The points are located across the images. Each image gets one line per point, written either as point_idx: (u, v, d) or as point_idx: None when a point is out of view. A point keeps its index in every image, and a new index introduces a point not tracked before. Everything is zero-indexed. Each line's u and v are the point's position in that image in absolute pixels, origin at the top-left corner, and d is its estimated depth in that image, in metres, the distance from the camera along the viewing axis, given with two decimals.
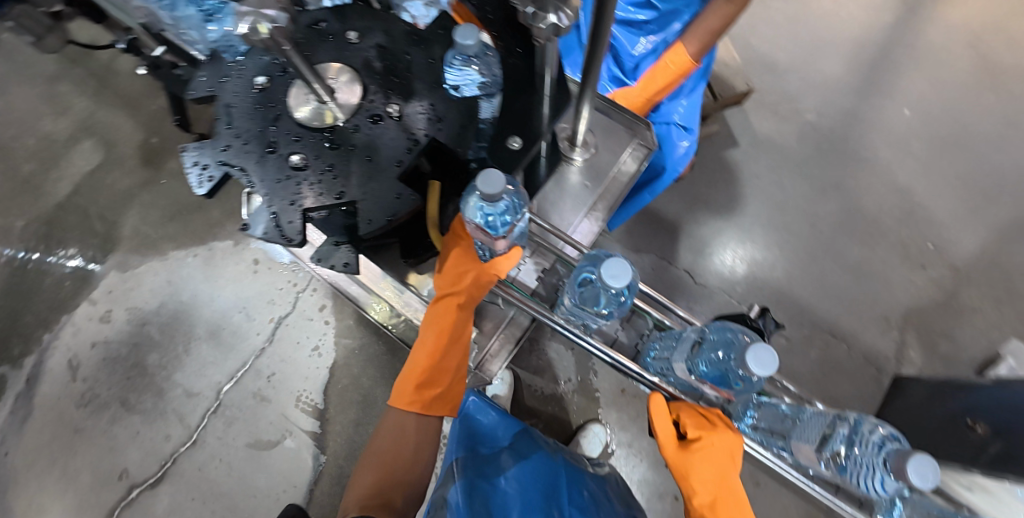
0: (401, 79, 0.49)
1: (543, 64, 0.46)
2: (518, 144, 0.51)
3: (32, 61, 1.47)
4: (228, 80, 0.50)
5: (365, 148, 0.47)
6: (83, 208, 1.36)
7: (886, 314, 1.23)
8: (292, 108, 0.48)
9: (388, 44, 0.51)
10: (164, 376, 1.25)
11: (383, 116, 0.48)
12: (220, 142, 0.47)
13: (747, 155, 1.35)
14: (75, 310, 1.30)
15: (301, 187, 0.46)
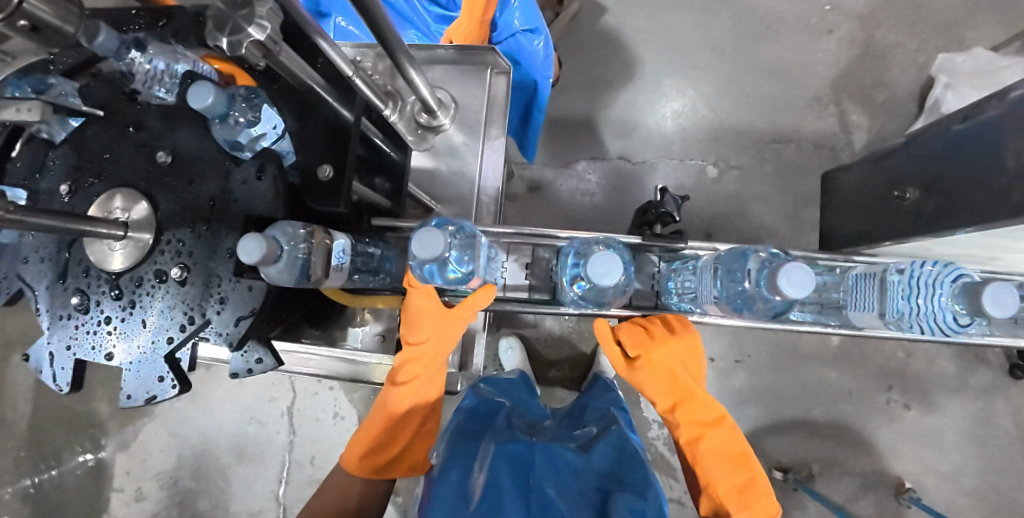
0: (182, 164, 0.42)
1: (295, 71, 0.38)
2: (328, 167, 0.41)
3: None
4: (27, 269, 0.45)
5: (190, 255, 0.42)
6: (52, 415, 1.31)
7: (816, 94, 1.21)
8: (96, 261, 0.43)
9: (149, 137, 0.43)
10: (222, 512, 1.26)
11: (185, 210, 0.42)
12: (62, 337, 0.43)
13: (620, 14, 1.27)
14: (108, 505, 1.29)
15: (154, 328, 0.42)
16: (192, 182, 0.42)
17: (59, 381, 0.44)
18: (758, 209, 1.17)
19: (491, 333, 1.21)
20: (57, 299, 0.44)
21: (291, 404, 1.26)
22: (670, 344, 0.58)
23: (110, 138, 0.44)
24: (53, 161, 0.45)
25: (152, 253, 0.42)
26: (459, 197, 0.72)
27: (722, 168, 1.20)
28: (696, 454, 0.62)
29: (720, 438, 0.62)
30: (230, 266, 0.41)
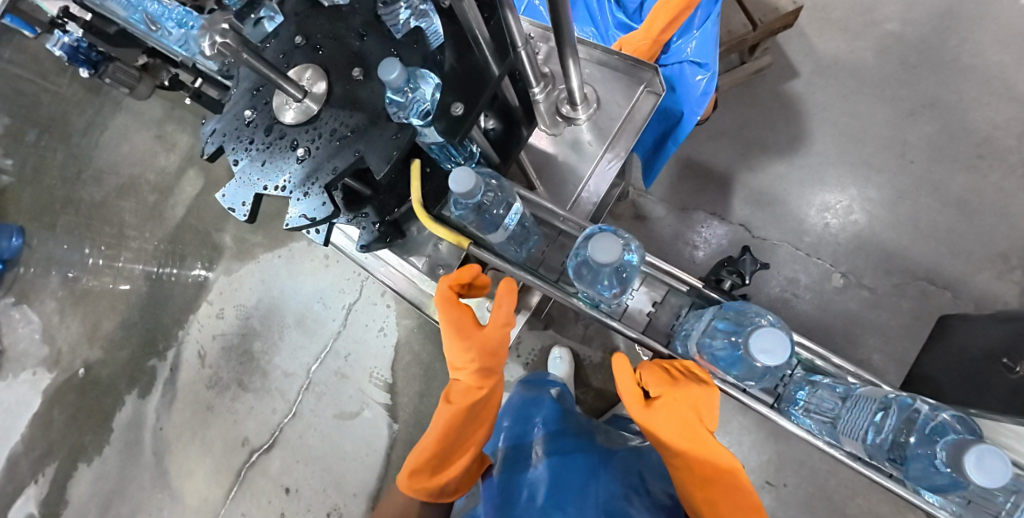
0: (360, 64, 0.50)
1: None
2: (460, 109, 0.47)
3: (146, 109, 1.77)
4: (225, 92, 0.55)
5: (340, 134, 0.49)
6: (195, 225, 1.63)
7: (1004, 251, 1.03)
8: (274, 107, 0.52)
9: (347, 34, 0.51)
10: (266, 359, 1.47)
11: (349, 99, 0.49)
12: (224, 151, 0.53)
13: (811, 85, 1.18)
14: (198, 310, 1.57)
15: (290, 176, 0.50)
16: (364, 78, 0.49)
17: (206, 181, 0.54)
18: (871, 341, 1.04)
19: (538, 330, 1.22)
20: (234, 126, 0.53)
21: (353, 302, 1.41)
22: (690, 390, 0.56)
23: (320, 23, 0.52)
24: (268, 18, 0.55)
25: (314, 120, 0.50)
26: (561, 190, 0.75)
27: (850, 282, 1.08)
28: (706, 501, 0.54)
29: (737, 495, 0.53)
30: (355, 154, 0.48)
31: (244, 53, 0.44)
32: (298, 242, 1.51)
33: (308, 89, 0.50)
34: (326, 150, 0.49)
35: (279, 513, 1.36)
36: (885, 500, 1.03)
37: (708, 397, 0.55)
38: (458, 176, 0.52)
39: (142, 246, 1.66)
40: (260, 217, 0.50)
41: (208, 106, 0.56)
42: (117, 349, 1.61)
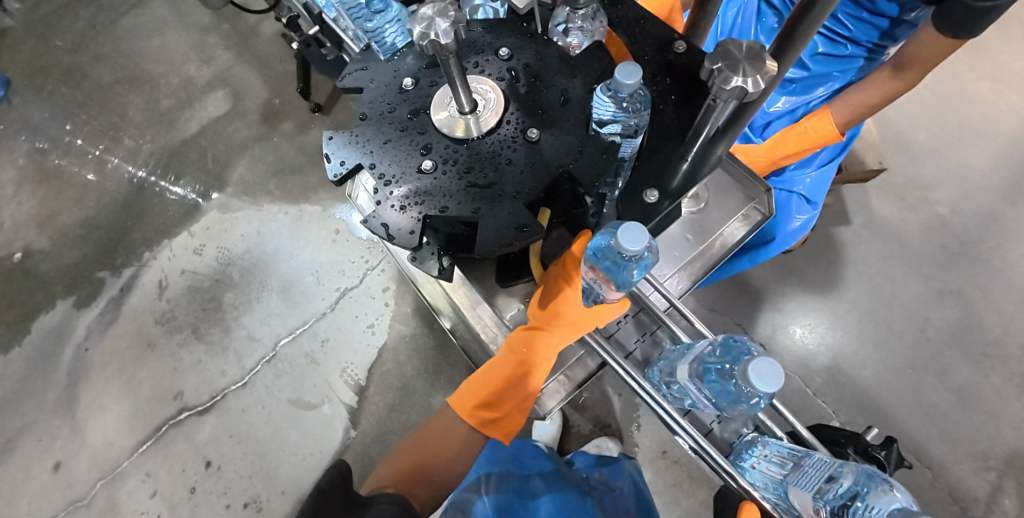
0: (548, 107, 0.44)
1: (702, 119, 0.39)
2: (656, 199, 0.44)
3: (194, 12, 1.64)
4: (376, 69, 0.47)
5: (500, 173, 0.42)
6: (202, 148, 1.49)
7: (988, 451, 1.06)
8: (431, 111, 0.44)
9: (537, 63, 0.46)
10: (233, 316, 1.34)
11: (522, 139, 0.43)
12: (355, 137, 0.45)
13: (858, 236, 1.23)
14: (174, 237, 1.42)
15: (427, 197, 0.42)
16: (545, 123, 0.44)
17: (331, 164, 0.45)
18: None
19: None
20: (381, 114, 0.46)
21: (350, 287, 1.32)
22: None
23: (509, 43, 0.47)
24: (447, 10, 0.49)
25: (472, 143, 0.44)
26: None
27: None
28: None
29: None
30: (520, 198, 0.42)
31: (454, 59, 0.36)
32: (310, 205, 1.40)
33: (480, 110, 0.44)
34: (478, 185, 0.42)
35: (190, 486, 1.22)
36: None
37: None
38: (764, 366, 0.45)
39: (137, 148, 1.51)
40: (394, 231, 0.42)
41: (348, 76, 0.48)
42: (67, 247, 1.43)
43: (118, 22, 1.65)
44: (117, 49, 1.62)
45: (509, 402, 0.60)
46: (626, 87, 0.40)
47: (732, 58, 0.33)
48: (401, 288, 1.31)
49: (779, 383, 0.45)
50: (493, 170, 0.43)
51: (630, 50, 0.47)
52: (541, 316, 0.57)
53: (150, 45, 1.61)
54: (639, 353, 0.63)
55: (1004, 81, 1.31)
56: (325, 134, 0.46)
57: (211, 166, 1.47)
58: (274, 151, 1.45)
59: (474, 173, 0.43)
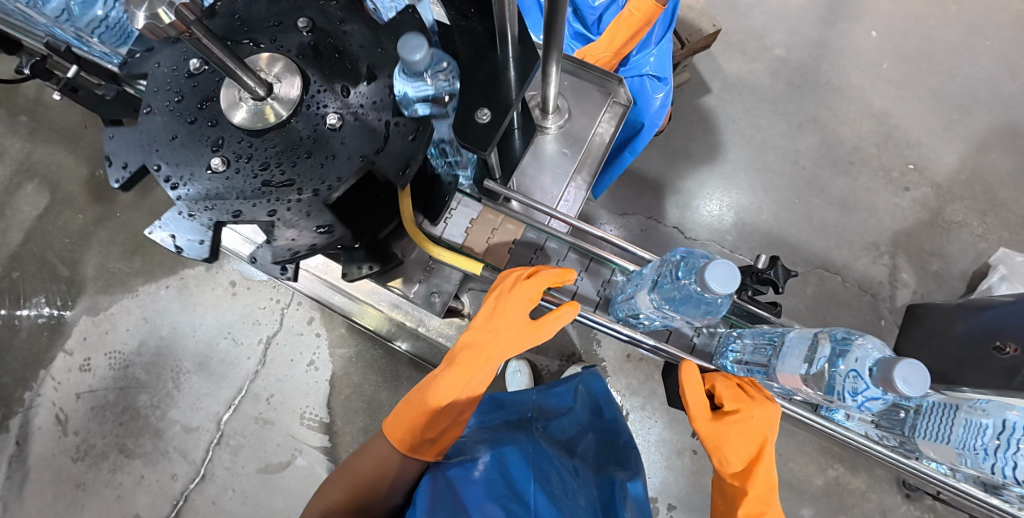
0: (349, 61, 0.40)
1: (501, 20, 0.37)
2: (489, 118, 0.41)
3: None
4: (144, 84, 0.41)
5: (326, 145, 0.39)
6: (37, 254, 1.28)
7: (876, 240, 1.21)
8: (222, 108, 0.39)
9: (320, 18, 0.41)
10: (158, 415, 1.21)
11: (332, 103, 0.39)
12: (146, 167, 0.39)
13: (721, 99, 1.31)
14: (51, 363, 1.23)
15: (252, 201, 0.38)
16: (355, 76, 0.40)
17: None
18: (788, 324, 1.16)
19: None
20: (167, 129, 0.39)
21: (272, 333, 1.22)
22: (753, 414, 0.53)
23: (281, 6, 0.42)
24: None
25: (281, 128, 0.39)
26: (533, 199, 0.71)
27: None
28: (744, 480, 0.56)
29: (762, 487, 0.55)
30: (353, 168, 0.39)
31: (198, 33, 0.31)
32: (190, 269, 1.26)
33: (276, 86, 0.39)
34: (304, 164, 0.38)
35: None
36: (809, 460, 1.07)
37: (765, 417, 0.53)
38: (908, 369, 0.39)
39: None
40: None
41: None
42: None
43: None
44: None
45: (447, 415, 0.55)
46: (420, 60, 0.36)
47: None
48: (326, 312, 1.23)
49: (923, 388, 0.39)
50: (316, 143, 0.39)
51: None
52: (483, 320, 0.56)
53: None
54: (701, 345, 0.58)
55: None
56: (111, 178, 0.39)
57: (58, 270, 1.27)
58: (125, 227, 1.28)
59: (294, 159, 0.38)
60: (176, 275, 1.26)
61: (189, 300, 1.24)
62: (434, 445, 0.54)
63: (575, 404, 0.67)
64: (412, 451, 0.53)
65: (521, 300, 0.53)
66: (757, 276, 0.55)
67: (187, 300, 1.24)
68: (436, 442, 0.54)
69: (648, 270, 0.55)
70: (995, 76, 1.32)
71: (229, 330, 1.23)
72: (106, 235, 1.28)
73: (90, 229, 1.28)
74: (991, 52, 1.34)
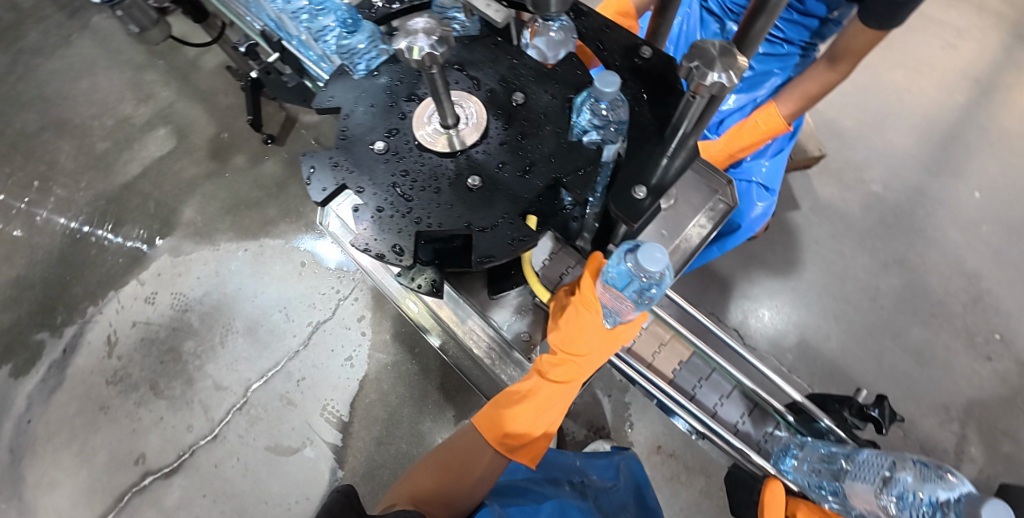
0: (528, 115, 0.46)
1: (680, 115, 0.41)
2: (644, 196, 0.44)
3: (126, 51, 1.57)
4: (354, 93, 0.47)
5: (494, 180, 0.43)
6: (146, 189, 1.40)
7: (946, 404, 1.14)
8: (415, 129, 0.45)
9: (514, 78, 0.47)
10: (196, 365, 1.25)
11: (507, 150, 0.44)
12: (337, 160, 0.44)
13: (808, 219, 1.32)
14: (122, 288, 1.32)
15: (420, 211, 0.42)
16: (531, 131, 0.45)
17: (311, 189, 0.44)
18: None
19: None
20: (364, 134, 0.45)
21: (322, 320, 1.27)
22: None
23: (482, 60, 0.49)
24: None
25: (459, 158, 0.44)
26: None
27: None
28: None
29: None
30: (512, 206, 0.42)
31: (436, 70, 0.37)
32: (269, 240, 1.35)
33: (465, 120, 0.45)
34: (474, 194, 0.43)
35: None
36: None
37: None
38: None
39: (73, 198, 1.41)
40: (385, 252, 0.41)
41: (326, 102, 0.47)
42: None
43: (40, 62, 1.56)
44: (42, 95, 1.52)
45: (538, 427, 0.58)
46: (606, 96, 0.42)
47: (706, 57, 0.35)
48: (377, 314, 1.27)
49: None
50: (487, 178, 0.43)
51: (600, 57, 0.50)
52: (559, 334, 0.55)
53: (79, 88, 1.52)
54: None
55: (913, 67, 1.41)
56: (302, 160, 0.45)
57: (159, 208, 1.39)
58: (227, 187, 1.39)
59: (464, 185, 0.43)
60: (255, 241, 1.34)
61: (258, 268, 1.32)
62: (528, 451, 0.59)
63: (618, 480, 0.67)
64: (510, 457, 0.58)
65: (597, 312, 0.54)
66: (860, 411, 0.62)
67: (257, 267, 1.32)
68: (531, 451, 0.59)
69: (867, 454, 0.55)
70: None
71: (284, 306, 1.29)
72: (209, 190, 1.39)
73: (198, 181, 1.40)
74: None
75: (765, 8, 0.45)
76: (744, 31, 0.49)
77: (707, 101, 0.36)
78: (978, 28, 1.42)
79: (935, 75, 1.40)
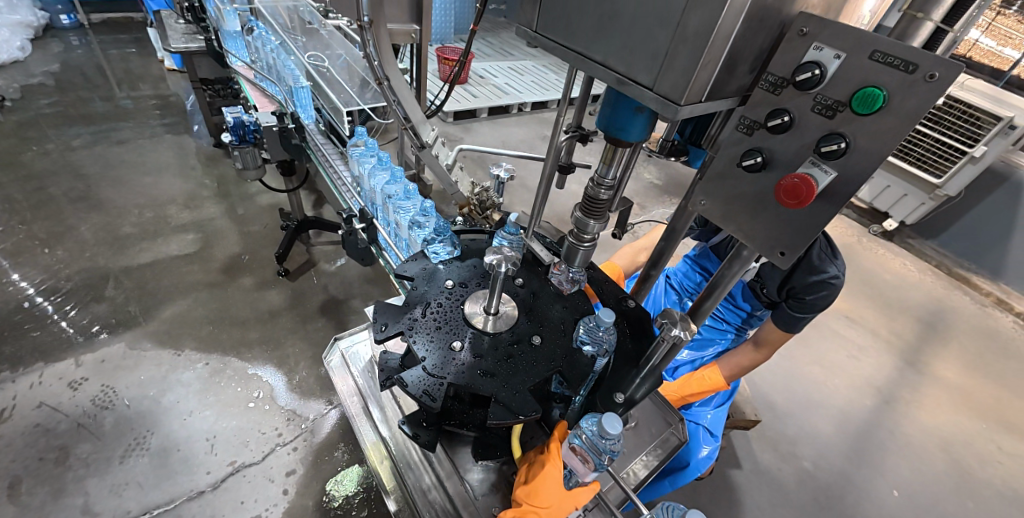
0: (547, 319, 0.60)
1: (652, 352, 0.54)
2: (620, 401, 0.56)
3: (197, 181, 1.86)
4: (424, 269, 0.62)
5: (515, 360, 0.54)
6: (143, 280, 1.48)
7: None
8: (464, 306, 0.58)
9: (542, 290, 0.63)
10: (77, 476, 1.09)
11: (527, 341, 0.57)
12: (400, 313, 0.57)
13: (749, 481, 1.38)
14: (54, 363, 1.26)
15: (454, 370, 0.52)
16: (546, 331, 0.58)
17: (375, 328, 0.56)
18: None
19: None
20: (424, 298, 0.59)
21: (247, 462, 1.15)
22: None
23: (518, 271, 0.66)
24: (475, 243, 0.68)
25: (491, 334, 0.56)
26: None
27: None
28: None
29: None
30: (522, 386, 0.52)
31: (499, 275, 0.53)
32: (233, 362, 1.34)
33: (502, 309, 0.59)
34: (498, 367, 0.53)
35: None
36: None
37: None
38: None
39: (70, 275, 1.47)
40: (414, 390, 0.50)
41: (404, 271, 0.63)
42: None
43: (121, 170, 1.85)
44: (106, 191, 1.75)
45: None
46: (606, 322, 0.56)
47: (673, 317, 0.51)
48: (306, 474, 1.16)
49: None
50: (508, 358, 0.54)
51: (599, 295, 0.67)
52: (524, 487, 0.54)
53: (141, 195, 1.76)
54: None
55: (827, 366, 1.71)
56: (373, 308, 0.58)
57: (144, 305, 1.43)
58: (221, 304, 1.46)
59: (490, 359, 0.54)
60: (217, 360, 1.33)
61: (207, 387, 1.27)
62: None
63: None
64: None
65: (559, 466, 0.54)
66: None
67: (208, 386, 1.27)
68: None
69: None
70: None
71: (211, 436, 1.19)
72: (201, 303, 1.46)
73: (196, 292, 1.48)
74: None
75: (710, 295, 0.62)
76: (699, 303, 0.65)
77: (669, 347, 0.50)
78: (874, 350, 1.78)
79: (845, 379, 1.68)
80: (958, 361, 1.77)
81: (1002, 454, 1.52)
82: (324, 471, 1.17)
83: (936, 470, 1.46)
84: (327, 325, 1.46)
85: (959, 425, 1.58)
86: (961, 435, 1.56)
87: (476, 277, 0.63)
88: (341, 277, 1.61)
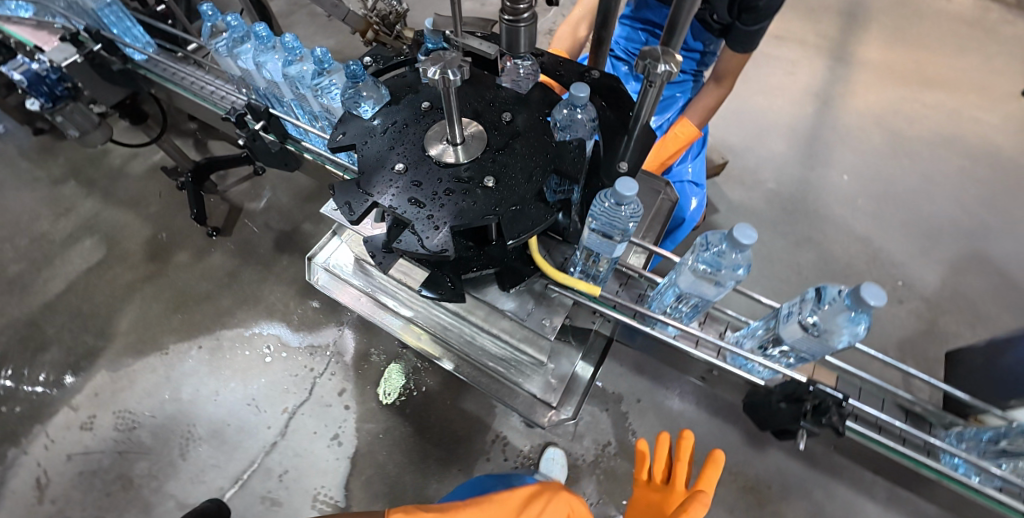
0: (518, 127, 0.55)
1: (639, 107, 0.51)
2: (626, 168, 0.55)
3: (55, 179, 1.55)
4: (364, 130, 0.54)
5: (506, 178, 0.50)
6: (76, 305, 1.34)
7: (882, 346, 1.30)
8: (427, 149, 0.52)
9: (500, 101, 0.57)
10: (153, 487, 1.12)
11: (509, 153, 0.52)
12: (362, 183, 0.50)
13: (728, 219, 1.52)
14: (50, 419, 1.21)
15: (451, 210, 0.48)
16: (523, 137, 0.54)
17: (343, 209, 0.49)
18: None
19: (528, 427, 1.15)
20: (377, 149, 0.52)
21: (297, 404, 1.19)
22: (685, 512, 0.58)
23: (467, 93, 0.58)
24: (402, 80, 0.58)
25: (471, 163, 0.51)
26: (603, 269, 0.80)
27: None
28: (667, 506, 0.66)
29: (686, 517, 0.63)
30: (524, 196, 0.49)
31: (452, 88, 0.45)
32: (225, 334, 1.29)
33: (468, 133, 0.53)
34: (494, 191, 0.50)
35: None
36: None
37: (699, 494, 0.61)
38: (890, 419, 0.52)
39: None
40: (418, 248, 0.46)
41: (343, 142, 0.54)
42: None
43: None
44: None
45: None
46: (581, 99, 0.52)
47: (654, 54, 0.45)
48: (356, 385, 1.21)
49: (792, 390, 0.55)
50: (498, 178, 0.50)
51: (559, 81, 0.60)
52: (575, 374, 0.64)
53: (3, 224, 1.47)
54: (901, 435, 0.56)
55: (768, 92, 1.76)
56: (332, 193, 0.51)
57: (98, 327, 1.31)
58: (178, 288, 1.35)
59: (481, 185, 0.50)
60: (208, 339, 1.28)
61: (215, 364, 1.25)
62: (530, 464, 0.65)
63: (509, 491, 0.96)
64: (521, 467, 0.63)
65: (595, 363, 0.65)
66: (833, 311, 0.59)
67: (216, 362, 1.25)
68: None
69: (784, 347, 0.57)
70: (956, 214, 1.51)
71: (248, 400, 1.20)
72: (156, 297, 1.34)
73: (143, 290, 1.35)
74: (955, 191, 1.55)
75: None
76: None
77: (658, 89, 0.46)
78: (805, 57, 1.83)
79: (785, 96, 1.75)
80: (877, 38, 1.85)
81: (921, 106, 1.70)
82: (371, 376, 1.22)
83: (873, 143, 1.64)
84: (294, 259, 1.39)
85: (884, 97, 1.73)
86: (888, 104, 1.71)
87: (425, 115, 0.55)
88: (279, 209, 1.48)
